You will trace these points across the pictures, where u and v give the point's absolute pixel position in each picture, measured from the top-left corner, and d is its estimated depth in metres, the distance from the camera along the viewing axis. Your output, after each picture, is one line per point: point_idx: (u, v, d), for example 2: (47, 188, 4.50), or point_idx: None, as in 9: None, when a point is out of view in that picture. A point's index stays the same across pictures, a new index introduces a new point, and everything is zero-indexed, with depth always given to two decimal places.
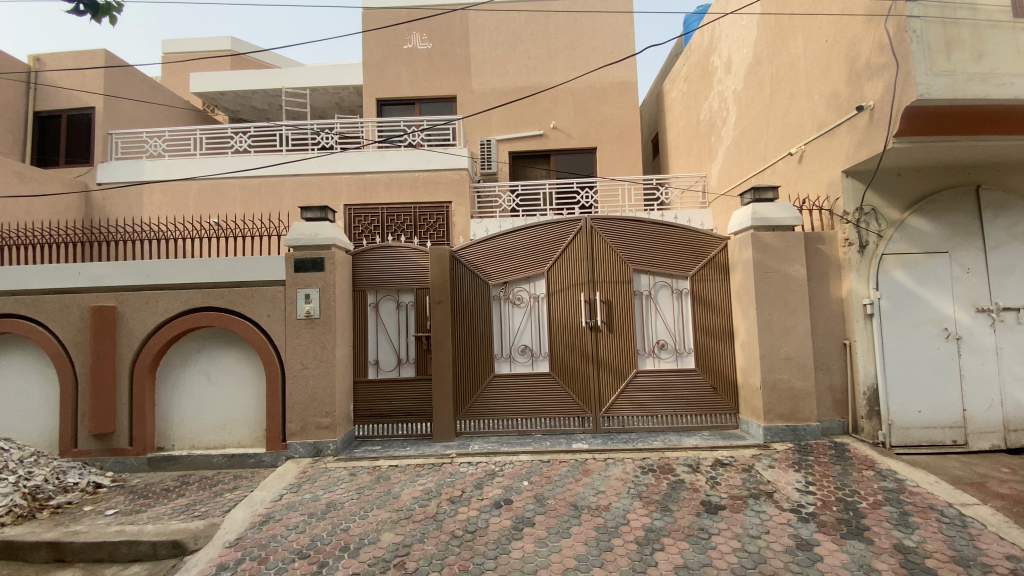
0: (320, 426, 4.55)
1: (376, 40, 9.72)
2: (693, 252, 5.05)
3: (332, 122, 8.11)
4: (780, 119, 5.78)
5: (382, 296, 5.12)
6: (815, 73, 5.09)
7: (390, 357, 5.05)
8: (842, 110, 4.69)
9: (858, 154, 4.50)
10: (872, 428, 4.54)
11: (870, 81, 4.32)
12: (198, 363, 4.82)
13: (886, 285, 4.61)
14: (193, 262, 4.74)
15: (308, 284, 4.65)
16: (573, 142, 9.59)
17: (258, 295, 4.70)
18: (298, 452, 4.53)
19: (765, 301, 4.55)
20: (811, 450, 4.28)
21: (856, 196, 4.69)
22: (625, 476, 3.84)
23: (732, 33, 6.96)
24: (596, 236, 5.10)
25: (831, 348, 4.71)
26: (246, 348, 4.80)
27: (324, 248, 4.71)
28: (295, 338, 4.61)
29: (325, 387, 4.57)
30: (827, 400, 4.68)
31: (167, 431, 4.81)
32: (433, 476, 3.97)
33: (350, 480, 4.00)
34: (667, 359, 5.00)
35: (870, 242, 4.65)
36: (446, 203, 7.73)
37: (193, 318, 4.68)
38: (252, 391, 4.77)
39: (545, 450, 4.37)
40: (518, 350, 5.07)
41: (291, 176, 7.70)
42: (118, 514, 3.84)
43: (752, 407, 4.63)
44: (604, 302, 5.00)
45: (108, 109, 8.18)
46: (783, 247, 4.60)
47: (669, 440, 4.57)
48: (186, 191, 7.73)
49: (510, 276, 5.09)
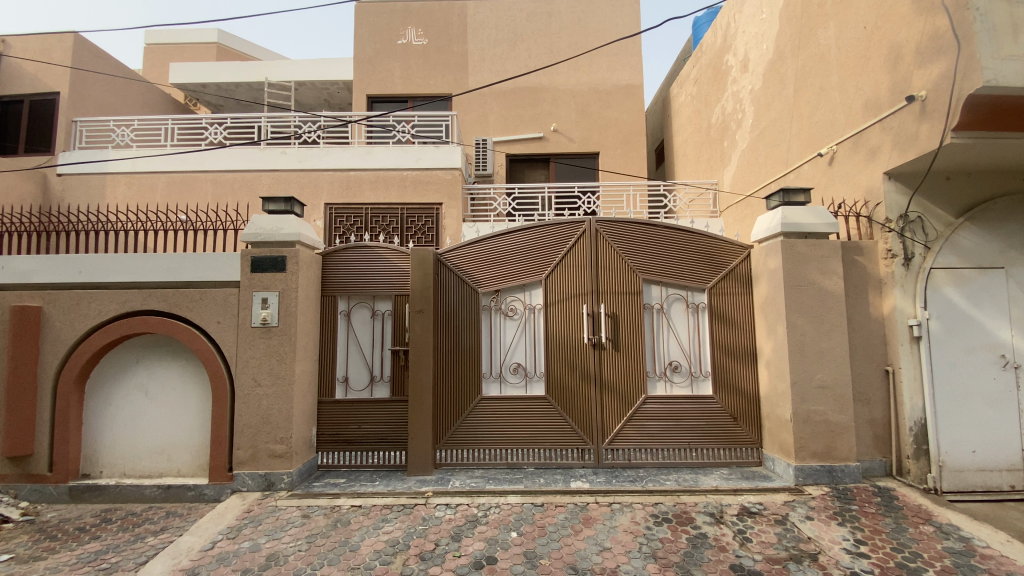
0: (274, 454, 3.85)
1: (369, 34, 9.22)
2: (711, 261, 4.43)
3: (316, 115, 7.50)
4: (807, 118, 5.22)
5: (355, 304, 4.46)
6: (850, 64, 4.54)
7: (362, 374, 4.38)
8: (884, 105, 4.12)
9: (904, 153, 3.91)
10: (919, 470, 3.88)
11: (920, 68, 3.75)
12: (135, 377, 4.12)
13: (935, 304, 3.99)
14: (134, 258, 4.07)
15: (266, 286, 3.99)
16: (574, 146, 9.05)
17: (207, 298, 4.03)
18: (245, 484, 3.83)
19: (796, 318, 3.92)
20: (853, 497, 3.62)
21: (900, 202, 4.09)
22: (635, 528, 3.17)
23: (749, 29, 6.44)
24: (601, 240, 4.47)
25: (871, 376, 4.07)
26: (192, 359, 4.11)
27: (286, 246, 4.06)
28: (249, 350, 3.93)
29: (281, 408, 3.88)
30: (867, 435, 4.03)
31: (96, 455, 4.10)
32: (402, 523, 3.27)
33: (301, 524, 3.30)
34: (680, 384, 4.36)
35: (916, 254, 4.04)
36: (436, 205, 7.11)
37: (129, 323, 3.99)
38: (197, 410, 4.07)
39: (537, 490, 3.68)
40: (509, 369, 4.42)
41: (268, 171, 7.07)
42: (11, 562, 3.10)
43: (781, 442, 3.97)
44: (609, 315, 4.37)
45: (75, 94, 7.52)
46: (817, 257, 3.99)
47: (684, 480, 3.89)
48: (155, 184, 7.10)
49: (503, 284, 4.45)
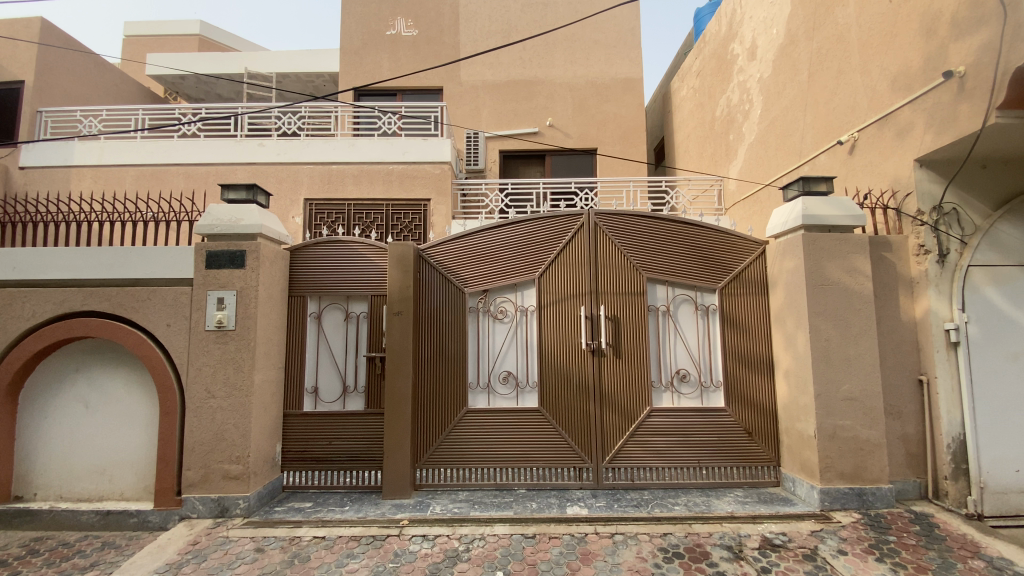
0: (228, 476, 3.38)
1: (356, 25, 8.81)
2: (721, 259, 4.00)
3: (296, 106, 7.06)
4: (823, 104, 4.82)
5: (327, 305, 4.01)
6: (874, 42, 4.13)
7: (334, 384, 3.92)
8: (915, 85, 3.71)
9: (939, 135, 3.49)
10: (959, 492, 3.45)
11: (959, 41, 3.35)
12: (74, 386, 3.64)
13: (973, 306, 3.56)
14: (76, 253, 3.61)
15: (222, 284, 3.53)
16: (570, 142, 8.65)
17: (156, 298, 3.56)
18: (195, 510, 3.37)
19: (820, 321, 3.49)
20: (887, 525, 3.17)
21: (933, 192, 3.67)
22: (641, 565, 2.72)
23: (758, 14, 6.05)
24: (601, 235, 4.03)
25: (902, 387, 3.64)
26: (138, 367, 3.63)
27: (246, 239, 3.60)
28: (202, 357, 3.47)
29: (236, 423, 3.41)
30: (899, 453, 3.60)
31: (29, 475, 3.61)
32: (370, 559, 2.81)
33: (253, 560, 2.83)
34: (689, 396, 3.92)
35: (952, 251, 3.62)
36: (423, 201, 6.68)
37: (68, 326, 3.52)
38: (143, 424, 3.59)
39: (528, 518, 3.23)
40: (498, 378, 3.97)
41: (245, 164, 6.63)
42: None
43: (803, 460, 3.53)
44: (610, 318, 3.92)
45: (42, 82, 7.01)
46: (843, 252, 3.55)
47: (694, 504, 3.44)
48: (123, 177, 6.65)
49: (491, 283, 4.01)
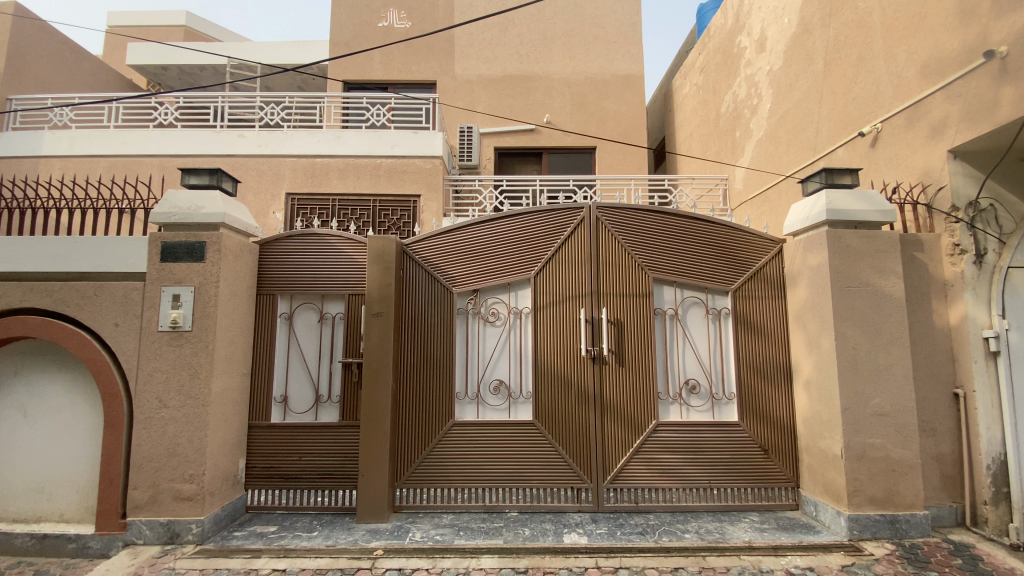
0: (181, 496, 2.98)
1: (347, 16, 8.48)
2: (733, 258, 3.65)
3: (280, 96, 6.69)
4: (841, 95, 4.49)
5: (299, 305, 3.62)
6: (900, 26, 3.81)
7: (305, 394, 3.53)
8: (949, 70, 3.38)
9: (976, 124, 3.16)
10: (999, 519, 3.09)
11: (1002, 18, 3.02)
12: (11, 394, 3.23)
13: (1014, 312, 3.22)
14: (14, 243, 3.21)
15: (178, 280, 3.14)
16: (568, 139, 8.32)
17: (104, 294, 3.17)
18: (141, 535, 2.96)
19: (848, 327, 3.13)
20: (926, 558, 2.80)
21: (970, 187, 3.33)
22: None
23: (768, 3, 5.74)
24: (603, 230, 3.67)
25: (936, 401, 3.28)
26: (83, 371, 3.23)
27: (207, 229, 3.22)
28: (155, 361, 3.08)
29: (191, 437, 3.01)
30: (933, 474, 3.24)
31: None
32: None
33: None
34: (699, 409, 3.55)
35: (990, 251, 3.29)
36: (412, 197, 6.32)
37: (3, 325, 3.12)
38: (86, 436, 3.18)
39: (520, 548, 2.84)
40: (488, 388, 3.58)
41: (223, 156, 6.25)
42: None
43: (827, 482, 3.17)
44: (612, 321, 3.55)
45: (12, 69, 6.60)
46: (871, 250, 3.20)
47: (707, 532, 3.06)
48: (94, 168, 6.24)
49: (481, 282, 3.64)
